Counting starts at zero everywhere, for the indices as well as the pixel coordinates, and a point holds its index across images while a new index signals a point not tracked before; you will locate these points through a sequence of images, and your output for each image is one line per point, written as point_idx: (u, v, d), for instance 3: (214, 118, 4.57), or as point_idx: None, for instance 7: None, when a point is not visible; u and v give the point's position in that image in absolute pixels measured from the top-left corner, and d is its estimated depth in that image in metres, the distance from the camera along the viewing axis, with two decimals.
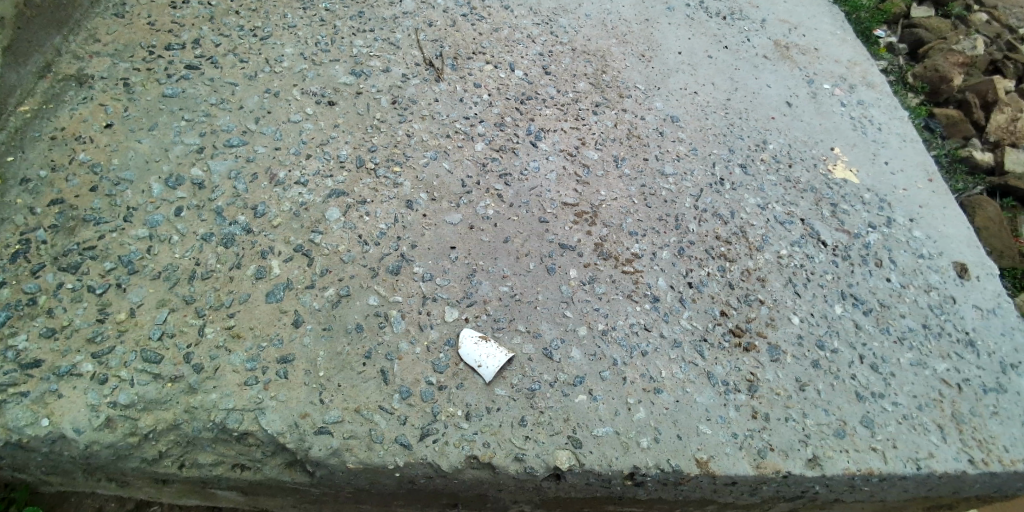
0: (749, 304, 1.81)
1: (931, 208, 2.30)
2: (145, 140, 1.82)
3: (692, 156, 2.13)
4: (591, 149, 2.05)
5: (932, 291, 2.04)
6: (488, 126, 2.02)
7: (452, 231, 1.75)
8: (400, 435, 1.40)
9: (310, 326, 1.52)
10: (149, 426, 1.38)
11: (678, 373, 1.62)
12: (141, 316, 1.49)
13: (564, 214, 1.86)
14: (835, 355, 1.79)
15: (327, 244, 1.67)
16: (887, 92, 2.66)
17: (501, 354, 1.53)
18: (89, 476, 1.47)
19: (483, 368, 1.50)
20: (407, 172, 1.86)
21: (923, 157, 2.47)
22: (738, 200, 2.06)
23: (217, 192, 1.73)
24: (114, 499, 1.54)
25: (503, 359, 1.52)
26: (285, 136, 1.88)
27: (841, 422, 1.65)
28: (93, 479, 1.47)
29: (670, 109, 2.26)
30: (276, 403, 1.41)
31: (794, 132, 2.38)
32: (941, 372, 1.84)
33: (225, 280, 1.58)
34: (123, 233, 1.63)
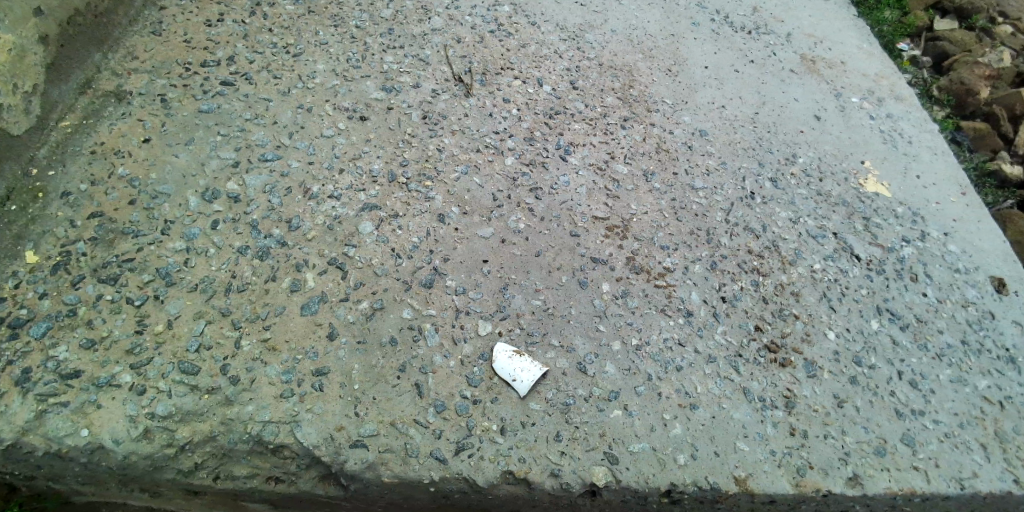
0: (784, 319, 1.78)
1: (965, 222, 2.27)
2: (182, 154, 1.85)
3: (722, 170, 2.12)
4: (620, 163, 2.05)
5: (970, 306, 1.99)
6: (518, 141, 2.03)
7: (483, 244, 1.76)
8: (435, 449, 1.39)
9: (344, 339, 1.53)
10: (186, 438, 1.40)
11: (714, 389, 1.59)
12: (178, 327, 1.51)
13: (595, 228, 1.85)
14: (873, 371, 1.75)
15: (361, 257, 1.68)
16: (916, 105, 2.64)
17: (535, 368, 1.52)
18: (122, 487, 1.47)
19: (518, 382, 1.50)
20: (439, 186, 1.86)
21: (955, 170, 2.43)
22: (769, 214, 2.04)
23: (252, 205, 1.75)
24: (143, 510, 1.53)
25: (537, 374, 1.52)
26: (318, 150, 1.90)
27: (881, 439, 1.62)
28: (126, 490, 1.48)
29: (698, 123, 2.25)
30: (312, 417, 1.41)
31: (824, 146, 2.36)
32: (982, 389, 1.79)
33: (261, 292, 1.59)
34: (160, 246, 1.65)
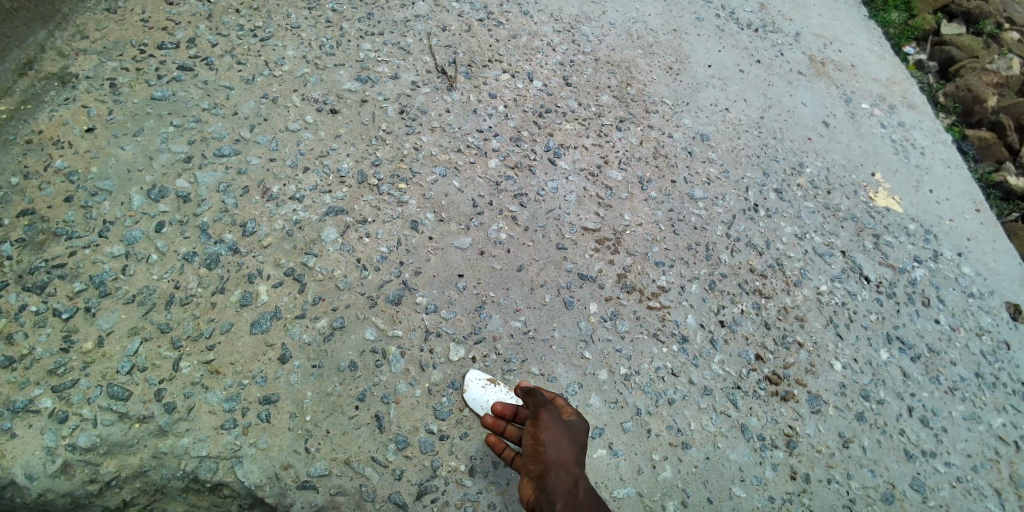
0: (788, 348, 1.63)
1: (980, 241, 2.12)
2: (129, 146, 1.67)
3: (724, 179, 1.95)
4: (614, 168, 1.87)
5: (984, 335, 1.85)
6: (504, 141, 1.85)
7: (460, 256, 1.58)
8: (394, 493, 1.25)
9: (297, 363, 1.36)
10: (112, 473, 1.23)
11: (709, 426, 1.45)
12: (109, 345, 1.34)
13: (584, 241, 1.68)
14: (882, 407, 1.61)
15: (322, 268, 1.51)
16: (929, 114, 2.49)
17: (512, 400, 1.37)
18: None
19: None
20: (413, 189, 1.68)
21: (969, 184, 2.29)
22: (773, 229, 1.88)
23: (203, 206, 1.58)
24: None
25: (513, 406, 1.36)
26: (282, 146, 1.72)
27: (890, 484, 1.48)
28: None
29: (699, 127, 2.08)
30: (256, 452, 1.25)
31: (833, 155, 2.20)
32: (997, 428, 1.66)
33: (207, 306, 1.42)
34: (96, 250, 1.48)
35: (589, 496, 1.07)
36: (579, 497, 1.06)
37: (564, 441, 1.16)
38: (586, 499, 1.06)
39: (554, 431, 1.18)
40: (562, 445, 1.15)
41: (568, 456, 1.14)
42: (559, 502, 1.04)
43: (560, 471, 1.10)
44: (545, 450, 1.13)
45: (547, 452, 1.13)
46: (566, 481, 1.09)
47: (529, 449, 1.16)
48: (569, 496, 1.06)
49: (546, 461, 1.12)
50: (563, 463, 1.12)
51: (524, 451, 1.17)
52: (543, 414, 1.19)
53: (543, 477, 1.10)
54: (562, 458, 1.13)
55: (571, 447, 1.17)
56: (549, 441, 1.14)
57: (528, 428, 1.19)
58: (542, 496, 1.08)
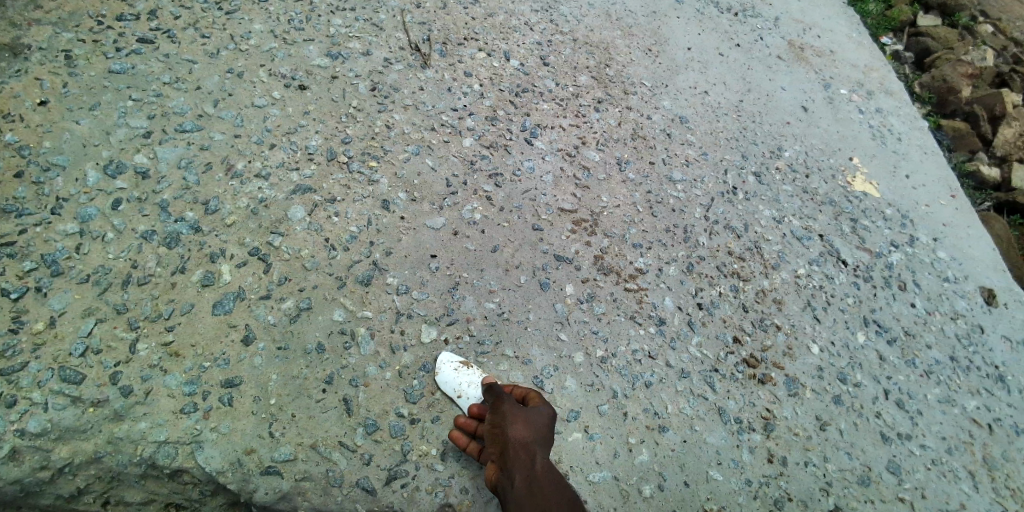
0: (765, 330, 1.62)
1: (954, 227, 2.13)
2: (85, 120, 1.59)
3: (703, 162, 1.93)
4: (592, 149, 1.84)
5: (958, 319, 1.86)
6: (479, 120, 1.80)
7: (433, 237, 1.54)
8: (362, 479, 1.20)
9: (262, 345, 1.31)
10: (64, 459, 1.16)
11: (686, 408, 1.42)
12: (62, 326, 1.27)
13: (560, 222, 1.65)
14: (858, 389, 1.60)
15: (289, 247, 1.45)
16: (906, 101, 2.49)
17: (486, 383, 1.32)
18: None
19: (463, 400, 1.29)
20: (385, 168, 1.63)
21: (944, 171, 2.30)
22: (752, 211, 1.86)
23: (163, 183, 1.51)
24: None
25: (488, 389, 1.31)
26: (247, 122, 1.65)
27: (866, 467, 1.48)
28: None
29: (678, 109, 2.05)
30: (217, 437, 1.20)
31: (811, 139, 2.19)
32: (970, 410, 1.67)
33: (166, 286, 1.36)
34: (48, 228, 1.41)
35: (546, 465, 1.06)
36: (535, 469, 1.05)
37: (521, 418, 1.14)
38: (542, 470, 1.05)
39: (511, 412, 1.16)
40: (519, 423, 1.13)
41: (526, 432, 1.12)
42: (516, 480, 1.04)
43: (517, 448, 1.09)
44: (502, 430, 1.12)
45: (504, 433, 1.11)
46: (523, 456, 1.08)
47: (491, 433, 1.15)
48: (526, 470, 1.05)
49: (504, 440, 1.11)
50: (521, 440, 1.10)
51: (487, 436, 1.16)
52: (499, 399, 1.18)
53: (504, 457, 1.10)
54: (519, 435, 1.11)
55: (530, 424, 1.14)
56: (505, 421, 1.13)
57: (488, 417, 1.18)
58: (504, 475, 1.08)
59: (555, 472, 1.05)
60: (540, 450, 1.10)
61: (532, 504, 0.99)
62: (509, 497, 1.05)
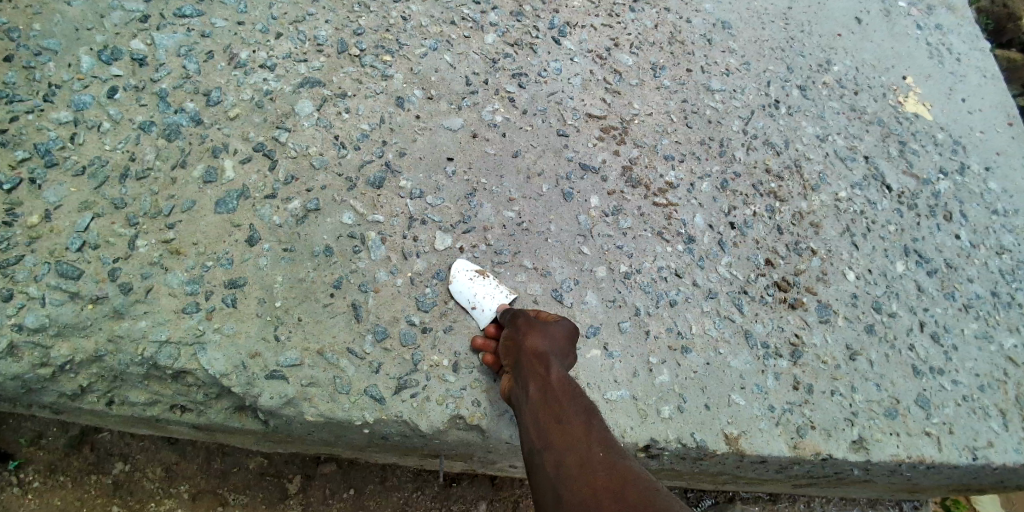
0: (800, 254, 1.52)
1: (1009, 157, 1.98)
2: (76, 2, 1.46)
3: (744, 72, 1.76)
4: (625, 52, 1.68)
5: (1004, 254, 1.75)
6: (503, 14, 1.63)
7: (450, 139, 1.42)
8: (371, 386, 1.16)
9: (267, 246, 1.24)
10: (64, 357, 1.12)
11: (712, 330, 1.35)
12: (57, 220, 1.20)
13: (587, 129, 1.52)
14: (893, 320, 1.52)
15: (295, 144, 1.35)
16: (970, 17, 2.26)
17: (501, 295, 1.24)
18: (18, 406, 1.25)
19: (477, 311, 1.23)
20: (400, 63, 1.50)
21: (1004, 96, 2.11)
22: (794, 128, 1.72)
23: (161, 71, 1.40)
24: (56, 424, 1.40)
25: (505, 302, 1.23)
26: (250, 8, 1.51)
27: (894, 399, 1.42)
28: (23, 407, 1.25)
29: (721, 14, 1.86)
30: (221, 338, 1.15)
31: (863, 54, 2.00)
32: (1008, 349, 1.58)
33: (166, 182, 1.27)
34: (40, 116, 1.31)
35: (561, 377, 1.01)
36: (550, 381, 1.00)
37: (536, 329, 1.11)
38: (558, 382, 1.00)
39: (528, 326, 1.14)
40: (535, 335, 1.10)
41: (542, 343, 1.08)
42: (531, 392, 1.00)
43: (533, 359, 1.05)
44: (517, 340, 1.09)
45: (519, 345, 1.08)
46: (539, 367, 1.04)
47: (506, 346, 1.13)
48: (541, 382, 1.01)
49: (519, 351, 1.08)
50: (537, 352, 1.06)
51: (502, 349, 1.14)
52: (515, 314, 1.17)
53: (519, 369, 1.07)
54: (535, 347, 1.07)
55: (546, 336, 1.11)
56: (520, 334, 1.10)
57: (505, 333, 1.14)
58: (520, 388, 1.04)
59: (571, 384, 0.99)
60: (556, 362, 1.06)
61: (547, 416, 0.94)
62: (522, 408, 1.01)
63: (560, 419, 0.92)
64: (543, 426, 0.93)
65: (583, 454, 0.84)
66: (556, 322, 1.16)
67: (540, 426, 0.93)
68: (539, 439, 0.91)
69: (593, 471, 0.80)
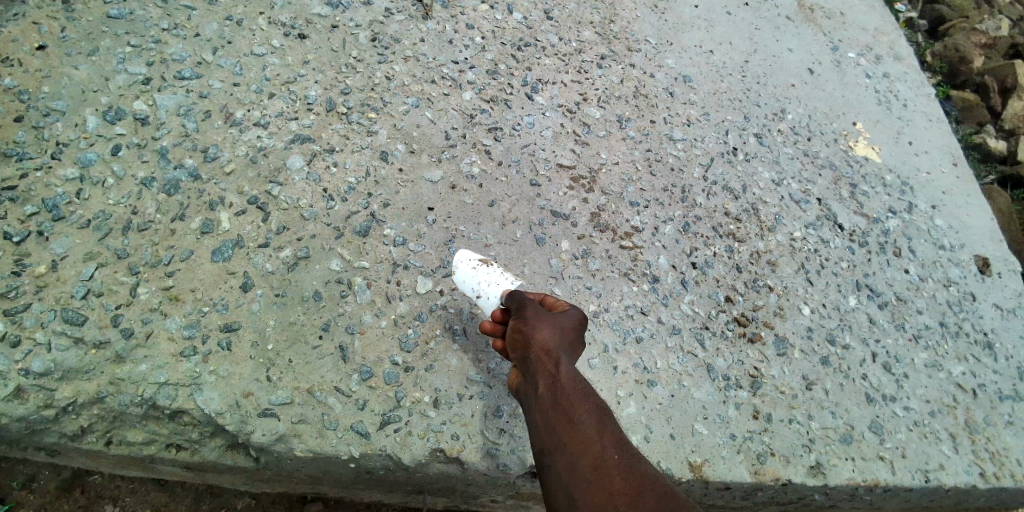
0: (758, 291, 1.64)
1: (955, 195, 2.13)
2: (83, 66, 1.58)
3: (704, 122, 1.91)
4: (593, 106, 1.82)
5: (951, 286, 1.88)
6: (480, 73, 1.77)
7: (430, 190, 1.54)
8: (357, 423, 1.24)
9: (260, 292, 1.33)
10: (67, 399, 1.19)
11: (676, 364, 1.46)
12: (63, 270, 1.29)
13: (558, 178, 1.65)
14: (846, 352, 1.63)
15: (287, 197, 1.46)
16: (915, 66, 2.45)
17: (502, 280, 1.30)
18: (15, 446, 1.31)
19: (483, 297, 1.29)
20: (384, 120, 1.62)
21: (948, 139, 2.27)
22: (751, 173, 1.86)
23: (162, 130, 1.51)
24: (48, 467, 1.40)
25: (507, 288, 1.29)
26: (246, 71, 1.64)
27: (849, 426, 1.52)
28: (19, 448, 1.31)
29: (682, 68, 2.02)
30: (216, 380, 1.23)
31: (815, 103, 2.17)
32: (956, 375, 1.70)
33: (166, 233, 1.37)
34: (48, 172, 1.41)
35: (570, 373, 1.00)
36: (560, 377, 0.99)
37: (544, 322, 1.10)
38: (568, 379, 0.99)
39: (537, 318, 1.13)
40: (544, 327, 1.09)
41: (550, 337, 1.07)
42: (541, 388, 0.99)
43: (541, 354, 1.04)
44: (525, 332, 1.09)
45: (527, 339, 1.07)
46: (548, 362, 1.03)
47: (514, 338, 1.11)
48: (550, 377, 1.00)
49: (527, 345, 1.07)
50: (544, 346, 1.06)
51: (510, 341, 1.12)
52: (524, 306, 1.16)
53: (529, 365, 1.05)
54: (543, 341, 1.07)
55: (555, 330, 1.10)
56: (529, 327, 1.09)
57: (512, 325, 1.14)
58: (528, 383, 1.04)
59: (581, 380, 0.99)
60: (566, 360, 1.04)
61: (556, 412, 0.94)
62: (530, 402, 1.01)
63: (571, 417, 0.92)
64: (552, 423, 0.93)
65: (598, 455, 0.85)
66: (565, 317, 1.15)
67: (549, 423, 0.93)
68: (550, 437, 0.92)
69: (610, 474, 0.81)
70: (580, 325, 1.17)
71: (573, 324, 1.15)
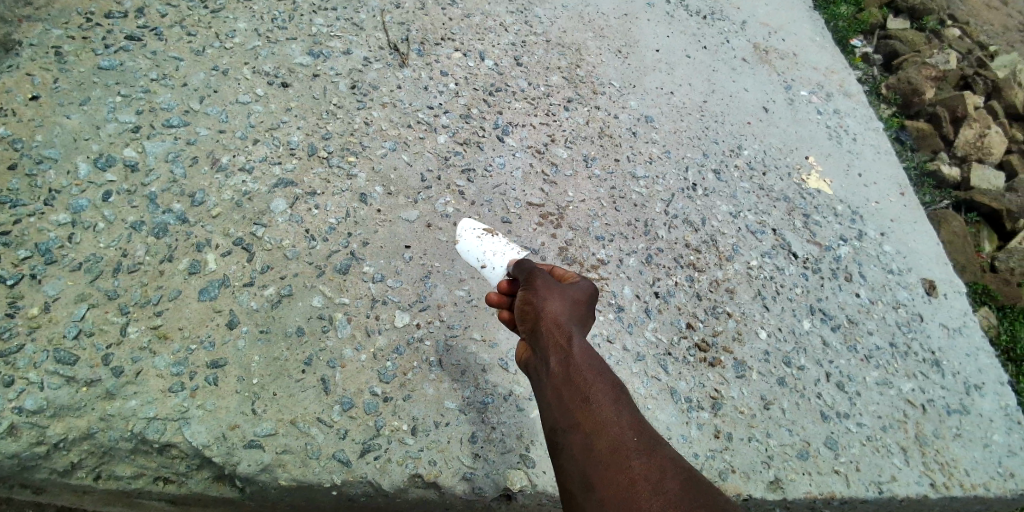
0: (717, 317, 1.75)
1: (902, 222, 2.28)
2: (75, 115, 1.66)
3: (665, 159, 2.04)
4: (560, 147, 1.94)
5: (900, 308, 2.01)
6: (453, 118, 1.89)
7: (407, 229, 1.64)
8: (338, 451, 1.31)
9: (245, 329, 1.40)
10: (59, 435, 1.25)
11: (640, 388, 1.55)
12: (56, 311, 1.36)
13: (528, 215, 1.76)
14: (801, 373, 1.74)
15: (270, 238, 1.54)
16: (863, 102, 2.63)
17: (501, 247, 1.38)
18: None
19: (485, 266, 1.37)
20: (363, 163, 1.73)
21: (895, 170, 2.44)
22: (710, 207, 1.98)
23: (151, 176, 1.59)
24: (31, 506, 1.38)
25: (509, 255, 1.35)
26: (231, 118, 1.73)
27: (805, 442, 1.61)
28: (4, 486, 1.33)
29: (644, 109, 2.16)
30: (203, 413, 1.29)
31: (770, 139, 2.32)
32: (906, 392, 1.81)
33: (155, 274, 1.44)
34: (41, 218, 1.48)
35: (582, 346, 0.97)
36: (572, 353, 0.95)
37: (555, 293, 1.08)
38: (580, 355, 0.95)
39: (547, 289, 1.10)
40: (554, 298, 1.07)
41: (560, 308, 1.05)
42: (552, 362, 0.96)
43: (552, 325, 1.02)
44: (535, 303, 1.07)
45: (537, 310, 1.05)
46: (558, 334, 1.00)
47: (523, 310, 1.09)
48: (561, 352, 0.97)
49: (537, 316, 1.05)
50: (555, 317, 1.03)
51: (519, 314, 1.10)
52: (533, 276, 1.13)
53: (539, 338, 1.03)
54: (553, 312, 1.04)
55: (565, 300, 1.08)
56: (539, 298, 1.07)
57: (521, 296, 1.12)
58: (540, 359, 1.01)
59: (593, 355, 0.95)
60: (579, 334, 1.01)
61: (568, 390, 0.90)
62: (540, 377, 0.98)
63: (585, 395, 0.88)
64: (565, 401, 0.89)
65: (615, 439, 0.80)
66: (575, 289, 1.13)
67: (561, 401, 0.90)
68: (562, 415, 0.88)
69: (629, 459, 0.77)
70: (591, 297, 1.15)
71: (584, 296, 1.13)
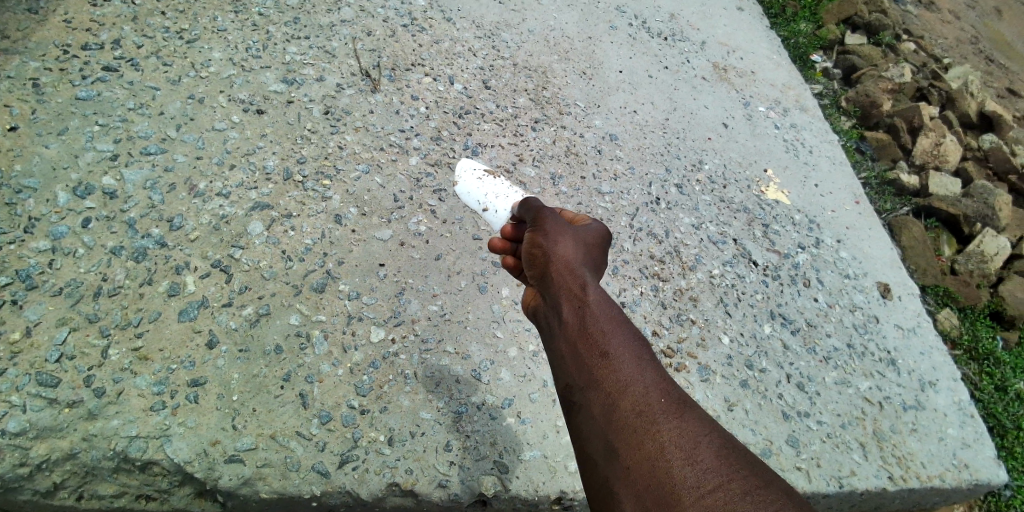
0: (681, 324, 1.83)
1: (857, 229, 2.40)
2: (53, 144, 1.70)
3: (630, 175, 2.14)
4: (529, 165, 2.03)
5: (856, 311, 2.11)
6: (424, 140, 1.97)
7: (381, 247, 1.70)
8: (317, 463, 1.35)
9: (224, 348, 1.45)
10: (42, 456, 1.28)
11: None
12: (37, 335, 1.39)
13: None
14: (763, 374, 1.83)
15: (248, 259, 1.60)
16: (818, 116, 2.76)
17: (500, 188, 1.49)
18: None
19: (487, 206, 1.49)
20: (337, 186, 1.79)
21: (850, 180, 2.56)
22: (673, 219, 2.08)
23: (130, 202, 1.64)
24: None
25: (509, 197, 1.45)
26: (207, 145, 1.79)
27: (767, 441, 1.69)
28: None
29: (609, 127, 2.26)
30: (184, 430, 1.33)
31: (729, 153, 2.43)
32: (863, 390, 1.91)
33: (134, 297, 1.49)
34: (21, 245, 1.52)
35: (596, 293, 0.96)
36: (588, 302, 0.94)
37: (565, 237, 1.07)
38: (596, 303, 0.94)
39: (558, 233, 1.09)
40: (563, 242, 1.06)
41: (572, 252, 1.04)
42: (566, 310, 0.95)
43: (563, 271, 1.01)
44: (545, 248, 1.06)
45: (548, 256, 1.04)
46: (571, 280, 0.99)
47: (533, 255, 1.08)
48: (576, 301, 0.96)
49: (548, 263, 1.04)
50: (567, 263, 1.02)
51: (529, 260, 1.09)
52: (543, 220, 1.12)
53: (551, 283, 1.02)
54: (564, 256, 1.04)
55: (576, 245, 1.07)
56: (550, 243, 1.06)
57: (530, 241, 1.11)
58: (553, 308, 1.00)
59: (609, 302, 0.94)
60: (592, 280, 1.00)
61: (586, 344, 0.89)
62: (553, 326, 0.98)
63: (604, 350, 0.86)
64: (583, 357, 0.88)
65: (641, 399, 0.79)
66: (585, 232, 1.12)
67: (580, 357, 0.89)
68: (582, 373, 0.87)
69: (655, 422, 0.76)
70: (599, 240, 1.15)
71: (593, 240, 1.12)
